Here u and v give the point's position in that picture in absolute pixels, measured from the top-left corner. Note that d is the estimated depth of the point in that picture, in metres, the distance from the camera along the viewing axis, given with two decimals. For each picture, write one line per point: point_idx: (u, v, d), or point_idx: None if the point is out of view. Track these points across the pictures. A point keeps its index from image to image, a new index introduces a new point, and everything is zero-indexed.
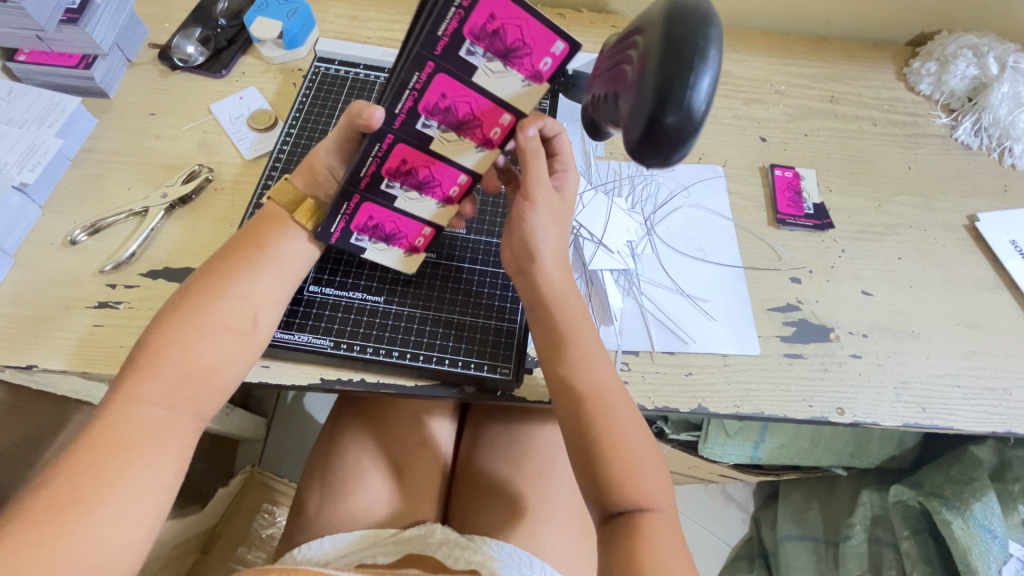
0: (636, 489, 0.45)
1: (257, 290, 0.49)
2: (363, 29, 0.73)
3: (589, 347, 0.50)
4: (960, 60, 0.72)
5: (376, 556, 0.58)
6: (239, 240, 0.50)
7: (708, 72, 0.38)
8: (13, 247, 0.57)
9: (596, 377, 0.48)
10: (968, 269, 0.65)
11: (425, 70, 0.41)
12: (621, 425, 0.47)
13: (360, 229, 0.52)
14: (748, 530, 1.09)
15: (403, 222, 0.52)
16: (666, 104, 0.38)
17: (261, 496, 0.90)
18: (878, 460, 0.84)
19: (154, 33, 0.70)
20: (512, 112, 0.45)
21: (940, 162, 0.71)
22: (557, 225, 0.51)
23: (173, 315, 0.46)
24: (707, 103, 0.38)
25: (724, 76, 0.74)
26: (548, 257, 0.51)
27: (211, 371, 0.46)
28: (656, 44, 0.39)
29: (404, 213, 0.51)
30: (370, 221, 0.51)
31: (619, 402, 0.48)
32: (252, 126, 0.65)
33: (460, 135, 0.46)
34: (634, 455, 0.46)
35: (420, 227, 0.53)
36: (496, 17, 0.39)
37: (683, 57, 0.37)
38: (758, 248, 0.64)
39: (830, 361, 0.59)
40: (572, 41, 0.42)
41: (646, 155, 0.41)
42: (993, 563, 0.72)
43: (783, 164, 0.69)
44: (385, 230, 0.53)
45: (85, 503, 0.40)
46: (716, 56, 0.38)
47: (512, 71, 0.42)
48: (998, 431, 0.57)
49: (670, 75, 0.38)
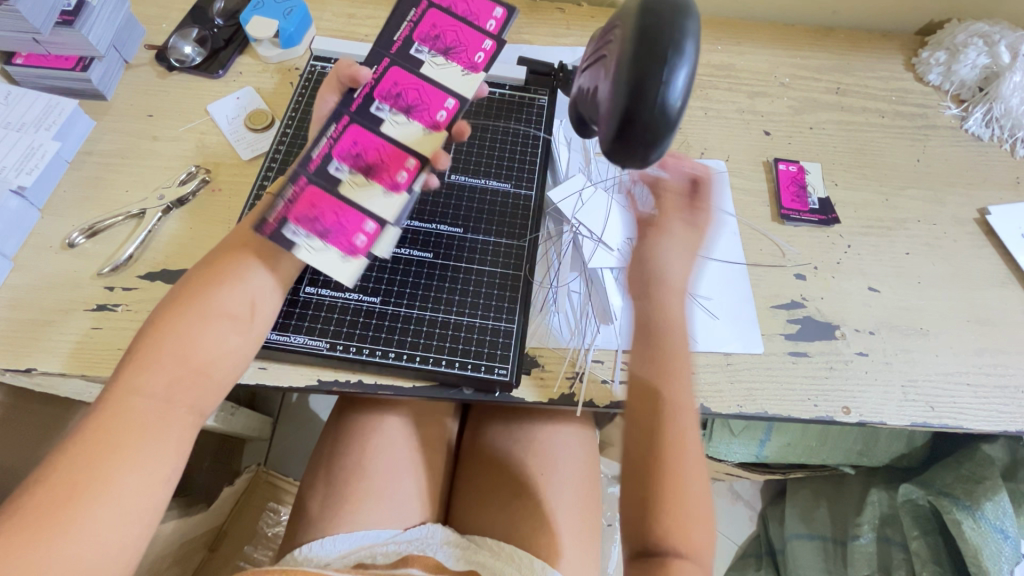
0: (680, 531, 0.46)
1: (255, 276, 0.48)
2: (361, 26, 0.72)
3: (681, 394, 0.50)
4: (970, 50, 0.70)
5: (376, 556, 0.57)
6: (243, 228, 0.51)
7: (684, 65, 0.37)
8: (12, 250, 0.57)
9: (677, 409, 0.49)
10: (979, 263, 0.63)
11: (382, 65, 0.52)
12: (686, 462, 0.48)
13: (297, 220, 0.47)
14: (756, 528, 1.08)
15: (347, 210, 0.48)
16: (641, 99, 0.38)
17: (268, 495, 0.91)
18: (886, 458, 0.82)
19: (151, 34, 0.70)
20: (455, 98, 0.52)
21: (950, 154, 0.69)
22: (684, 258, 0.53)
23: (174, 305, 0.46)
24: (684, 97, 0.38)
25: (727, 69, 0.73)
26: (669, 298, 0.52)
27: (211, 360, 0.45)
28: (631, 37, 0.39)
29: (349, 201, 0.48)
30: (312, 212, 0.47)
31: (687, 439, 0.49)
32: (249, 127, 0.65)
33: (410, 119, 0.51)
34: (686, 493, 0.47)
35: (364, 220, 0.48)
36: (437, 26, 0.53)
37: (657, 50, 0.37)
38: (762, 244, 0.63)
39: (836, 359, 0.57)
40: (499, 40, 0.53)
41: (625, 155, 0.41)
42: (1005, 564, 0.69)
43: (788, 158, 0.68)
44: (325, 223, 0.47)
45: (78, 500, 0.39)
46: (692, 49, 0.38)
47: (450, 60, 0.53)
48: (1009, 429, 0.55)
49: (644, 70, 0.37)
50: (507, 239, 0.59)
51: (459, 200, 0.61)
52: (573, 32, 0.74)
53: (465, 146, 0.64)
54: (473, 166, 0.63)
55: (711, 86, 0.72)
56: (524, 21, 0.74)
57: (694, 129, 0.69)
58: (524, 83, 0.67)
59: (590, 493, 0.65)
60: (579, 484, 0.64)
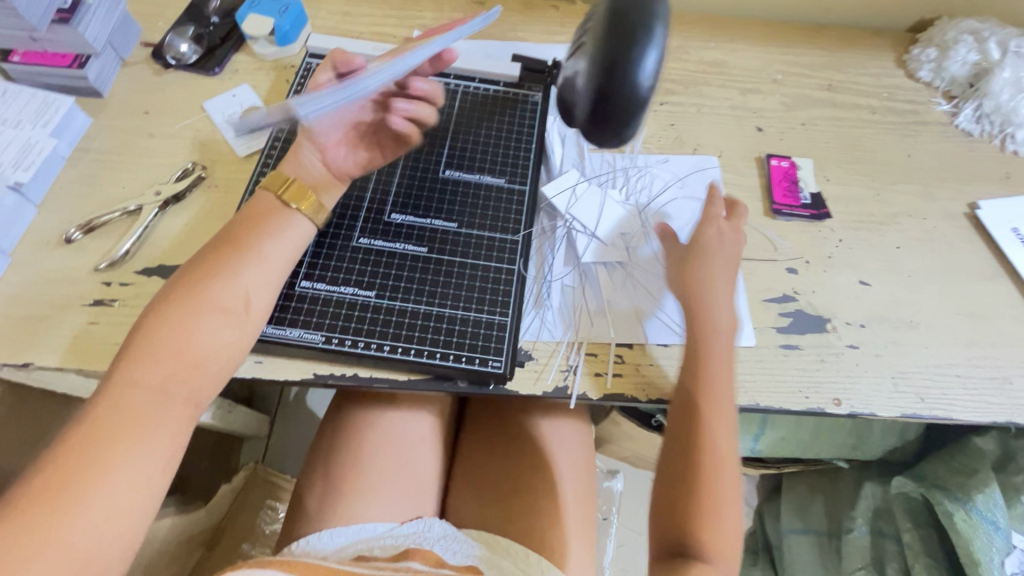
0: (710, 538, 0.47)
1: (249, 271, 0.49)
2: (356, 24, 0.73)
3: (723, 408, 0.51)
4: (960, 46, 0.71)
5: (375, 549, 0.58)
6: (237, 225, 0.51)
7: (653, 47, 0.40)
8: (9, 246, 0.57)
9: (718, 425, 0.50)
10: (969, 257, 0.64)
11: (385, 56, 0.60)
12: (720, 474, 0.49)
13: (258, 126, 0.52)
14: (752, 524, 1.08)
15: (289, 112, 0.52)
16: (615, 79, 0.40)
17: (265, 493, 0.90)
18: (879, 451, 0.83)
19: (147, 32, 0.71)
20: (425, 44, 0.54)
21: (941, 150, 0.70)
22: (723, 284, 0.55)
23: (168, 300, 0.46)
24: (655, 77, 0.40)
25: (720, 66, 0.74)
26: (717, 317, 0.54)
27: (206, 354, 0.46)
28: (602, 23, 0.41)
29: (295, 107, 0.51)
30: (270, 120, 0.52)
31: (724, 454, 0.50)
32: (245, 123, 0.65)
33: (380, 63, 0.54)
34: (720, 505, 0.48)
35: (295, 114, 0.51)
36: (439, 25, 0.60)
37: (627, 33, 0.39)
38: (753, 239, 0.63)
39: (827, 352, 0.58)
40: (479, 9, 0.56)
41: (602, 133, 0.43)
42: (996, 555, 0.70)
43: (780, 154, 0.68)
44: (271, 120, 0.51)
45: (70, 489, 0.39)
46: (661, 33, 0.40)
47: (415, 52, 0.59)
48: (999, 420, 0.56)
49: (616, 51, 0.40)
50: (501, 233, 0.59)
51: (456, 194, 0.61)
52: (567, 30, 0.74)
53: (459, 141, 0.64)
54: (467, 161, 0.63)
55: (704, 82, 0.73)
56: (519, 19, 0.75)
57: (687, 125, 0.69)
58: (518, 79, 0.68)
59: (585, 486, 0.65)
60: (575, 477, 0.65)
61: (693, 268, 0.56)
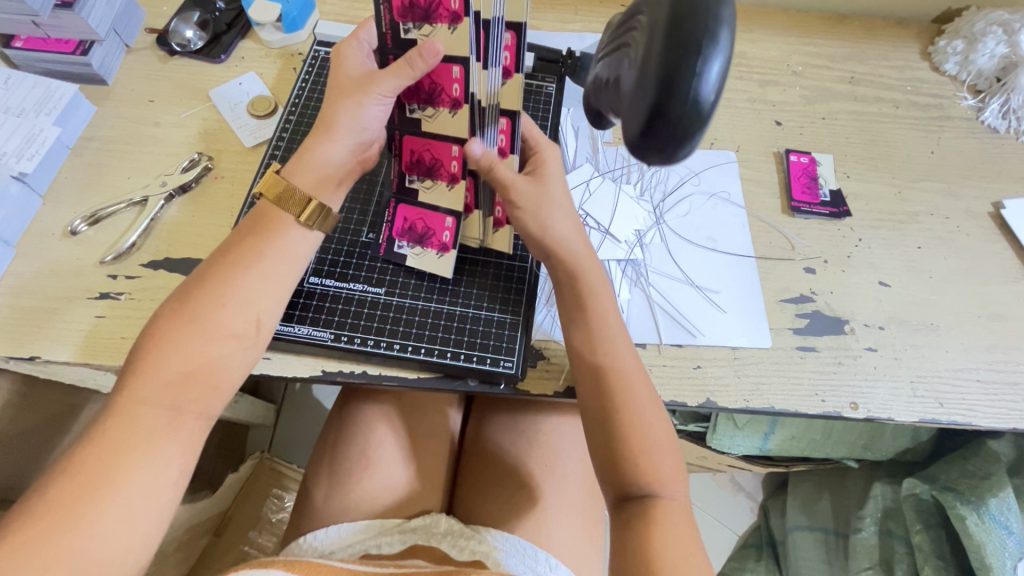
0: (650, 472, 0.44)
1: (257, 290, 0.45)
2: (365, 9, 0.70)
3: (614, 337, 0.49)
4: (989, 38, 0.68)
5: (381, 546, 0.57)
6: (241, 236, 0.47)
7: (719, 56, 0.34)
8: (14, 237, 0.56)
9: (622, 357, 0.48)
10: (993, 259, 0.62)
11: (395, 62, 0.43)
12: (641, 410, 0.46)
13: (400, 234, 0.55)
14: (756, 519, 1.08)
15: (428, 213, 0.53)
16: (670, 93, 0.34)
17: (270, 481, 0.90)
18: (891, 451, 0.82)
19: (152, 17, 0.69)
20: (459, 63, 0.41)
21: (965, 147, 0.68)
22: (561, 215, 0.50)
23: (173, 317, 0.43)
24: (718, 92, 0.34)
25: (740, 57, 0.72)
26: (566, 249, 0.49)
27: (216, 370, 0.43)
28: (659, 28, 0.35)
29: (428, 205, 0.53)
30: (406, 223, 0.54)
31: (636, 379, 0.47)
32: (251, 113, 0.64)
33: (436, 108, 0.45)
34: (650, 435, 0.45)
35: (444, 220, 0.53)
36: None
37: (689, 41, 0.34)
38: (771, 237, 0.62)
39: (845, 354, 0.57)
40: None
41: (649, 149, 0.37)
42: (1008, 560, 0.69)
43: (800, 149, 0.67)
44: (417, 231, 0.54)
45: (88, 500, 0.38)
46: (727, 40, 0.34)
47: (435, 26, 0.39)
48: (1018, 427, 0.55)
49: (675, 61, 0.34)
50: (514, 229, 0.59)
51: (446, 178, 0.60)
52: (582, 17, 0.72)
53: None
54: None
55: None
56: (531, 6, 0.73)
57: None
58: (530, 70, 0.66)
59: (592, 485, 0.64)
60: (585, 474, 0.64)
61: (518, 209, 0.49)
